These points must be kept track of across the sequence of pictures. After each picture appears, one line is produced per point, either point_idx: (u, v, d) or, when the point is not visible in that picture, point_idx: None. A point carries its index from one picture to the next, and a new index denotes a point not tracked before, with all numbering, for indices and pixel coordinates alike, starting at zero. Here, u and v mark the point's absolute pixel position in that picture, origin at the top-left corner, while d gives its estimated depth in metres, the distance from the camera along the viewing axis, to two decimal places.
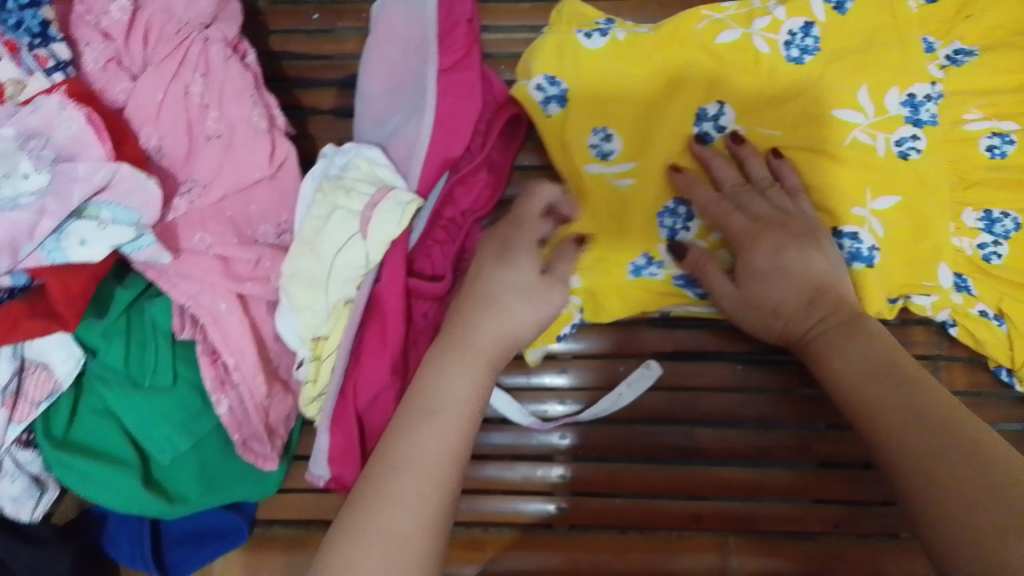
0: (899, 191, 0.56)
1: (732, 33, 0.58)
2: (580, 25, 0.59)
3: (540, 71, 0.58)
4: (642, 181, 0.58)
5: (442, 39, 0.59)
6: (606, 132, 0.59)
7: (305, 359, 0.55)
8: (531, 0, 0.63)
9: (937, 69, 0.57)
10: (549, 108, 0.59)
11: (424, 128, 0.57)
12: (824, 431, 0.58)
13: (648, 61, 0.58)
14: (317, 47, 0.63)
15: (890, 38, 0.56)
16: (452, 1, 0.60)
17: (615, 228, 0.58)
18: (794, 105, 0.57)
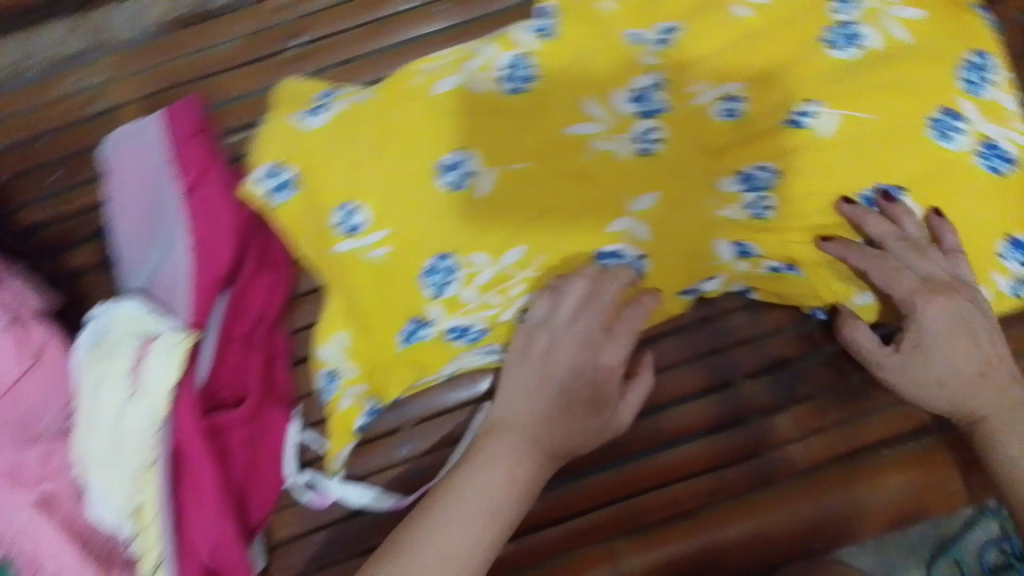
0: (636, 187, 0.60)
1: (450, 81, 0.60)
2: (300, 105, 0.60)
3: (262, 163, 0.58)
4: (400, 249, 0.59)
5: (176, 163, 0.56)
6: (351, 206, 0.59)
7: (132, 535, 0.51)
8: (262, 90, 0.60)
9: (650, 56, 0.60)
10: (277, 196, 0.59)
11: (181, 258, 0.55)
12: (669, 410, 0.62)
13: (380, 127, 0.59)
14: (67, 205, 0.60)
15: (594, 42, 0.60)
16: (171, 120, 0.56)
17: (383, 301, 0.59)
18: (527, 130, 0.59)
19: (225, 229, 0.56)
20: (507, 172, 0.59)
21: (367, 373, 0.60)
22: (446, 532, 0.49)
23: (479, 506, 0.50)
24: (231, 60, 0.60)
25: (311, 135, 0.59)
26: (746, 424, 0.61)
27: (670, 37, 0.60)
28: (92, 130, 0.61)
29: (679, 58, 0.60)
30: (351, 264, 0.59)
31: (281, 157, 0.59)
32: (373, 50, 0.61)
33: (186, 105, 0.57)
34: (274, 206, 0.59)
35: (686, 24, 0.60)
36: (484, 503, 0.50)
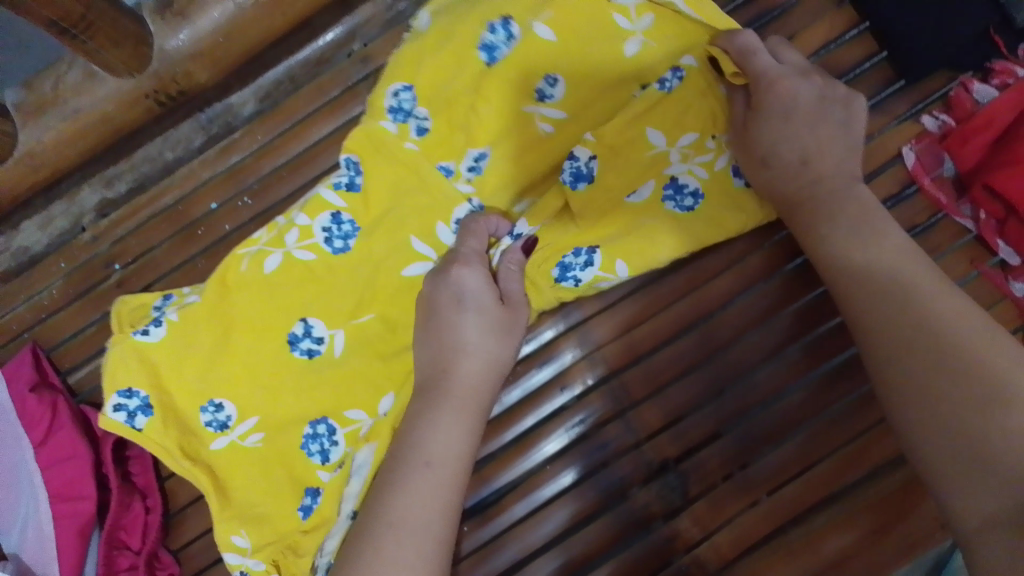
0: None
1: (274, 258, 0.59)
2: (136, 320, 0.59)
3: (112, 390, 0.57)
4: (271, 427, 0.58)
5: (24, 416, 0.58)
6: (215, 402, 0.58)
7: None
8: (97, 320, 0.62)
9: (466, 184, 0.60)
10: (136, 422, 0.58)
11: (45, 511, 0.56)
12: (576, 533, 0.58)
13: (218, 322, 0.58)
14: None
15: (412, 181, 0.59)
16: (15, 374, 0.60)
17: (274, 480, 0.58)
18: (365, 282, 0.59)
19: (81, 469, 0.57)
20: (348, 335, 0.59)
21: (270, 559, 0.57)
22: (398, 495, 0.47)
23: (444, 459, 0.49)
24: (63, 301, 0.63)
25: (152, 348, 0.58)
26: (651, 532, 0.57)
27: (483, 162, 0.60)
28: None
29: (496, 179, 0.60)
30: (228, 460, 0.58)
31: (129, 381, 0.57)
32: (188, 256, 0.62)
33: (23, 359, 0.60)
34: (137, 431, 0.57)
35: (495, 148, 0.59)
36: (427, 458, 0.48)
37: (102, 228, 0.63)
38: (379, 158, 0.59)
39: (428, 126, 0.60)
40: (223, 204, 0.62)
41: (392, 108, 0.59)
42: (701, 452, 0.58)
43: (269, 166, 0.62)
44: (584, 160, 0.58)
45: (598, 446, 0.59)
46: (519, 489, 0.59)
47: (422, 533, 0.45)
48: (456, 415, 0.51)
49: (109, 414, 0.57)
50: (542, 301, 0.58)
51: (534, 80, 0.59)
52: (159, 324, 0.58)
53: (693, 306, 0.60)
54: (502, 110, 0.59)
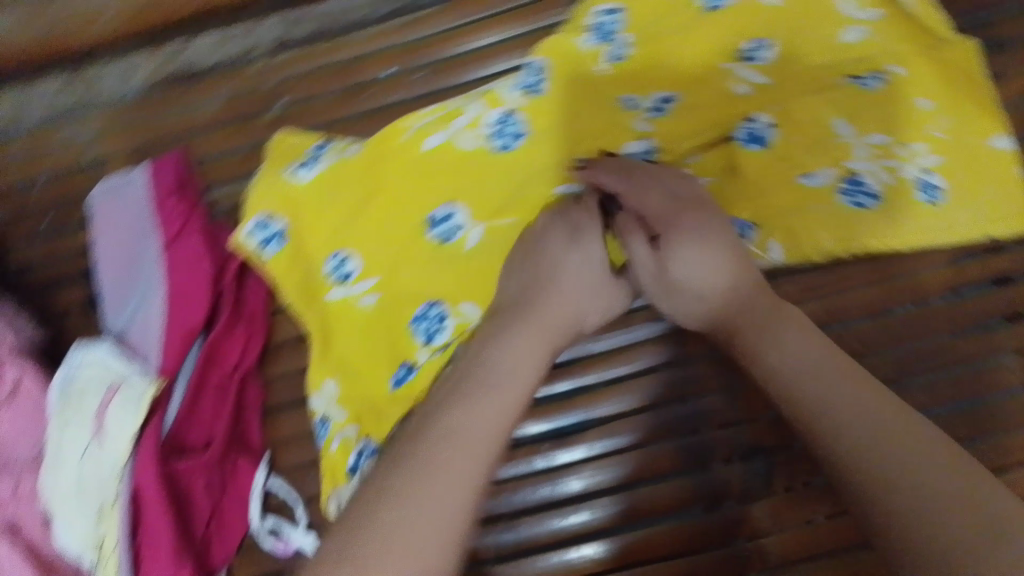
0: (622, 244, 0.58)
1: (438, 137, 0.59)
2: (289, 157, 0.60)
3: (251, 215, 0.59)
4: (387, 295, 0.59)
5: (159, 214, 0.59)
6: (342, 255, 0.60)
7: (92, 564, 0.54)
8: (246, 148, 0.62)
9: (647, 122, 0.59)
10: (267, 249, 0.60)
11: (159, 306, 0.58)
12: (645, 486, 0.58)
13: (368, 180, 0.59)
14: (52, 250, 0.62)
15: (591, 103, 0.59)
16: (158, 174, 0.60)
17: (378, 344, 0.59)
18: (516, 185, 0.59)
19: (199, 278, 0.58)
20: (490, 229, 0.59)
21: (355, 416, 0.58)
22: (451, 408, 0.44)
23: (508, 388, 0.46)
24: (215, 120, 0.63)
25: (297, 186, 0.59)
26: (720, 511, 0.57)
27: (668, 105, 0.58)
28: (77, 180, 0.63)
29: (677, 123, 0.58)
30: (340, 313, 0.59)
31: (270, 210, 0.59)
32: (349, 114, 0.62)
33: (167, 162, 0.60)
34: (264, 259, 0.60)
35: (684, 94, 0.58)
36: (495, 382, 0.46)
37: (273, 64, 0.63)
38: (568, 71, 0.58)
39: (624, 55, 0.58)
40: (398, 72, 0.62)
41: (594, 28, 0.58)
42: (795, 452, 0.57)
43: (452, 49, 0.61)
44: (765, 124, 0.57)
45: (694, 415, 0.59)
46: (604, 428, 0.60)
47: (465, 447, 0.42)
48: (528, 336, 0.50)
49: (243, 236, 0.59)
50: None
51: (740, 41, 0.57)
52: (312, 167, 0.59)
53: (840, 304, 0.55)
54: (703, 56, 0.57)
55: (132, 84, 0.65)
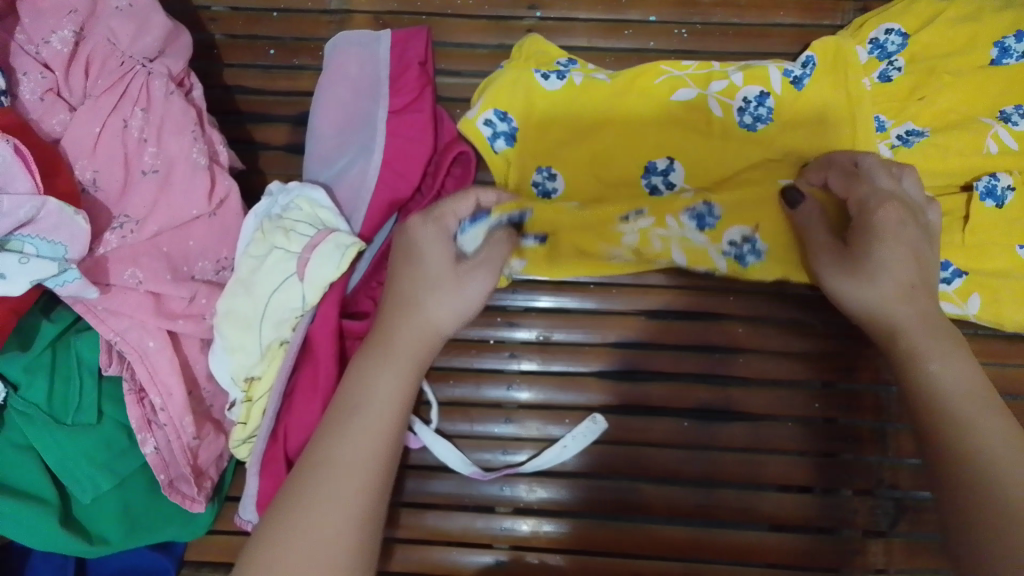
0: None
1: (688, 93, 0.59)
2: (538, 64, 0.60)
3: (489, 106, 0.59)
4: (580, 216, 0.59)
5: (395, 79, 0.57)
6: (550, 171, 0.60)
7: (237, 400, 0.52)
8: (491, 46, 0.62)
9: (887, 149, 0.58)
10: (495, 143, 0.60)
11: (373, 168, 0.57)
12: (769, 492, 0.59)
13: (610, 110, 0.59)
14: (270, 83, 0.62)
15: (842, 112, 0.58)
16: (405, 40, 0.58)
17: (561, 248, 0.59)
18: (744, 166, 0.59)
19: (417, 154, 0.57)
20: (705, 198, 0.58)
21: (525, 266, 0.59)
22: (367, 375, 0.44)
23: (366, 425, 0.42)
24: (473, 9, 0.62)
25: (541, 92, 0.59)
26: (839, 536, 0.59)
27: (915, 139, 0.57)
28: (315, 23, 0.62)
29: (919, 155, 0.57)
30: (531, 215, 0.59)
31: (506, 107, 0.59)
32: (603, 47, 0.62)
33: (420, 34, 0.58)
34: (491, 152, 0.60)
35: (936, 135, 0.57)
36: (351, 412, 0.42)
37: None
38: (834, 73, 0.58)
39: (892, 77, 0.58)
40: (662, 23, 0.61)
41: (875, 41, 0.59)
42: (923, 503, 0.59)
43: (721, 17, 0.61)
44: (1006, 186, 0.56)
45: (842, 438, 0.59)
46: (750, 423, 0.59)
47: (365, 423, 0.42)
48: (394, 376, 0.44)
49: (478, 123, 0.58)
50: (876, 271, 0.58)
51: (1004, 103, 0.57)
52: (561, 80, 0.59)
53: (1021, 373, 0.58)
54: (960, 111, 0.58)
55: None
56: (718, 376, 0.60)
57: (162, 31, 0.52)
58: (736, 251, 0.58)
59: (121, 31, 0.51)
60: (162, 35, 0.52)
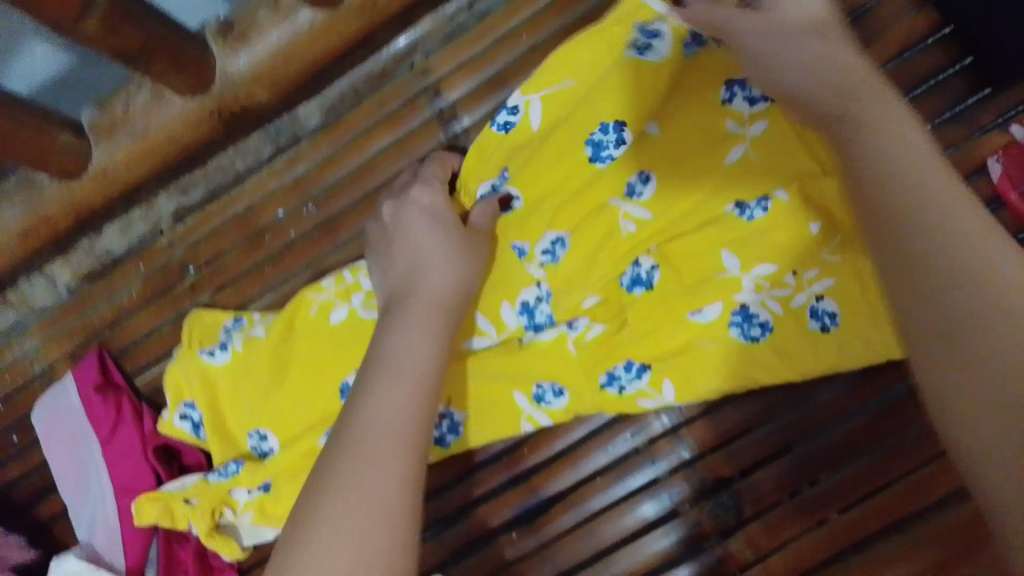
0: (518, 384, 0.57)
1: (340, 310, 0.60)
2: (204, 341, 0.62)
3: (177, 403, 0.61)
4: (285, 454, 0.59)
5: (90, 419, 0.61)
6: (260, 432, 0.60)
7: None
8: (171, 321, 0.65)
9: (538, 267, 0.58)
10: (200, 432, 0.61)
11: (110, 503, 0.60)
12: (618, 552, 0.58)
13: (281, 357, 0.60)
14: (29, 464, 0.65)
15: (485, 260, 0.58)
16: (82, 378, 0.62)
17: (292, 494, 0.58)
18: None
19: (140, 464, 0.60)
20: None
21: (262, 515, 0.58)
22: (369, 402, 0.43)
23: (388, 428, 0.41)
24: (139, 302, 0.65)
25: (225, 388, 0.61)
26: (702, 552, 0.56)
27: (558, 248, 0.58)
28: (32, 394, 0.66)
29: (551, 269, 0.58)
30: (247, 477, 0.59)
31: (191, 397, 0.61)
32: (256, 262, 0.64)
33: (89, 364, 0.62)
34: (200, 441, 0.61)
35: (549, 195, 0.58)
36: (379, 427, 0.41)
37: (178, 233, 0.65)
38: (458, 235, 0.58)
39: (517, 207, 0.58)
40: (289, 212, 0.63)
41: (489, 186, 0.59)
42: (753, 476, 0.56)
43: (331, 176, 0.62)
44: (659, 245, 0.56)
45: (649, 466, 0.58)
46: (566, 503, 0.59)
47: (383, 447, 0.40)
48: (425, 351, 0.46)
49: (173, 422, 0.61)
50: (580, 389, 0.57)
51: (625, 176, 0.57)
52: (224, 349, 0.61)
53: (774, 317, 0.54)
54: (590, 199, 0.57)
55: (58, 292, 0.67)
56: (524, 473, 0.59)
57: None
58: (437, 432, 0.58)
59: None
60: None
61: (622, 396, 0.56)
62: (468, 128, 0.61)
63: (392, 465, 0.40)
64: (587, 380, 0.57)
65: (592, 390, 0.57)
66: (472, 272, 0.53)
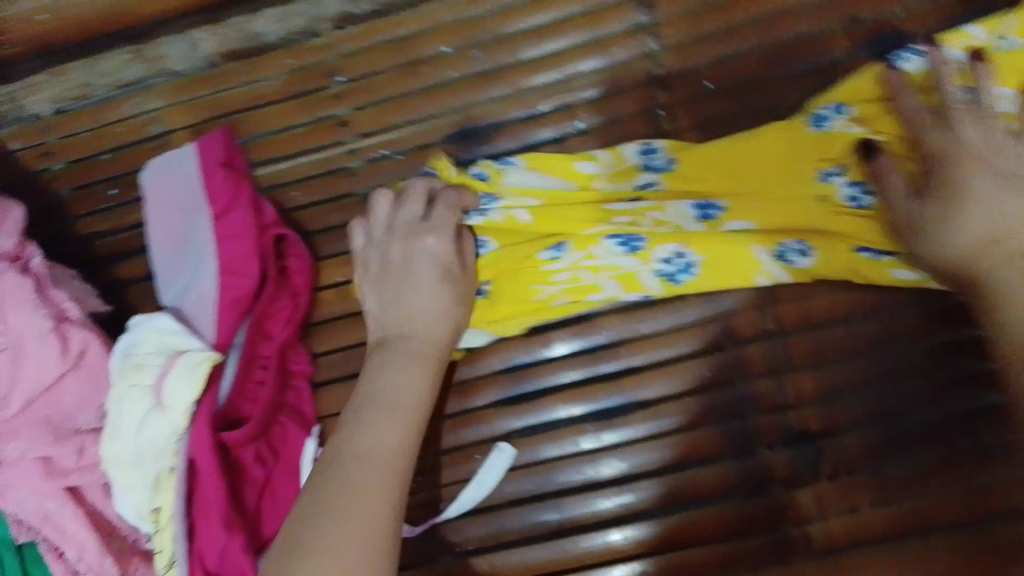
0: (763, 238, 0.55)
1: (588, 165, 0.58)
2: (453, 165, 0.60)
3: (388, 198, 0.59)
4: (507, 255, 0.58)
5: (206, 190, 0.61)
6: (478, 237, 0.59)
7: (150, 533, 0.57)
8: (305, 124, 0.63)
9: (844, 128, 0.55)
10: None
11: (210, 275, 0.59)
12: (686, 471, 0.57)
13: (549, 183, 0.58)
14: (119, 221, 0.64)
15: (784, 150, 0.55)
16: (206, 150, 0.61)
17: (512, 293, 0.57)
18: (811, 159, 0.55)
19: (247, 247, 0.60)
20: (668, 244, 0.55)
21: (514, 302, 0.58)
22: (387, 374, 0.53)
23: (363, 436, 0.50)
24: (278, 94, 0.63)
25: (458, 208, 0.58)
26: (768, 495, 0.55)
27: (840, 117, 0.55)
28: (140, 153, 0.64)
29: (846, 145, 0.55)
30: (512, 258, 0.58)
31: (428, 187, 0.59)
32: (409, 91, 0.62)
33: (217, 138, 0.61)
34: None
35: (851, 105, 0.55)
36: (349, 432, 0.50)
37: (337, 38, 0.63)
38: (690, 160, 0.56)
39: (827, 121, 0.55)
40: (455, 50, 0.62)
41: (820, 115, 0.55)
42: (843, 436, 0.55)
43: (511, 27, 0.61)
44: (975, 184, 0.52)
45: (741, 398, 0.56)
46: (648, 410, 0.58)
47: (376, 470, 0.48)
48: (421, 367, 0.54)
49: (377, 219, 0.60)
50: (828, 265, 0.55)
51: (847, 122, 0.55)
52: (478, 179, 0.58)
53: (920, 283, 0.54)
54: (826, 150, 0.55)
55: (195, 61, 0.64)
56: (612, 371, 0.58)
57: None
58: (668, 269, 0.55)
59: None
60: None
61: (875, 262, 0.54)
62: (659, 21, 0.58)
63: (385, 439, 0.50)
64: (842, 243, 0.54)
65: (846, 252, 0.54)
66: (455, 313, 0.56)
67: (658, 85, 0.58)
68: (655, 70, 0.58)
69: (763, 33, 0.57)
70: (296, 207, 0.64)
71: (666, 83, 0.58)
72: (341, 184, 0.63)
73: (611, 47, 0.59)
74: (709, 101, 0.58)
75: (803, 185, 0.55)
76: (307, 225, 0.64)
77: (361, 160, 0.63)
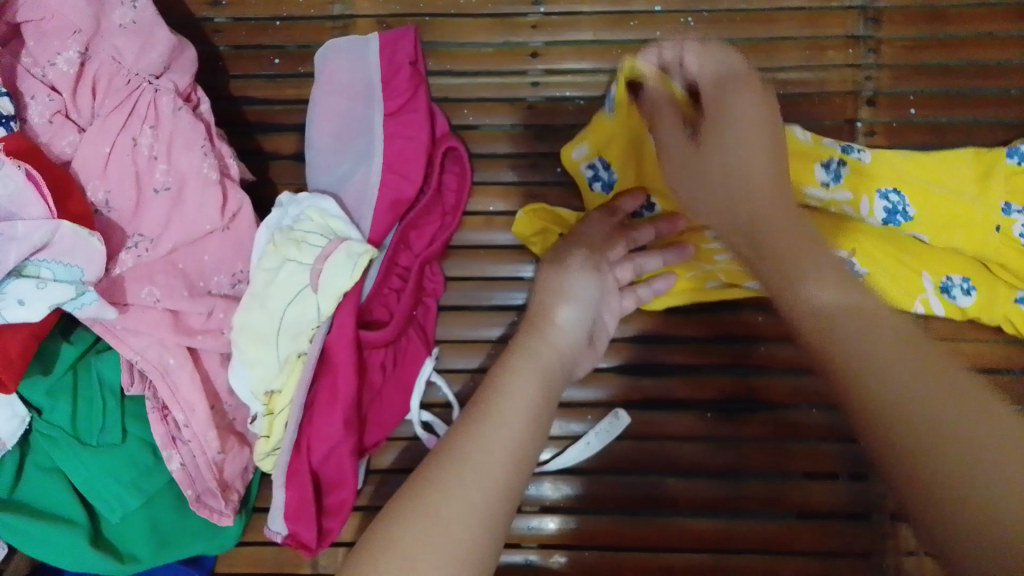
0: (934, 263, 0.57)
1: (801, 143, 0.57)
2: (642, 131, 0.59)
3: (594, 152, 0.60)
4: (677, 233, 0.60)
5: (387, 83, 0.59)
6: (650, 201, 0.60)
7: (259, 414, 0.53)
8: (496, 44, 0.62)
9: None
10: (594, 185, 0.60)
11: (375, 171, 0.58)
12: (796, 481, 0.58)
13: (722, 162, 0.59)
14: (279, 92, 0.62)
15: (971, 186, 0.57)
16: (395, 42, 0.59)
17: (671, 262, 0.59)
18: (995, 198, 0.57)
19: (418, 152, 0.58)
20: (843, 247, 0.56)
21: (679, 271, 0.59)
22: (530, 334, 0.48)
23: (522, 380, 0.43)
24: (473, 9, 0.62)
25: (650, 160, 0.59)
26: (869, 522, 0.58)
27: None
28: (317, 28, 0.62)
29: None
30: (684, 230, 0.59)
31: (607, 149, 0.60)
32: (608, 39, 0.62)
33: (409, 33, 0.59)
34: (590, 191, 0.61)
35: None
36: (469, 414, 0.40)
37: None
38: (887, 170, 0.57)
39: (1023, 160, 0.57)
40: (667, 12, 0.61)
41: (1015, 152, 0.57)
42: None
43: (727, 4, 0.60)
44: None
45: None
46: (772, 413, 0.59)
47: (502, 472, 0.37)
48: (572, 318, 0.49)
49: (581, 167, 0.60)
50: (987, 308, 0.56)
51: None
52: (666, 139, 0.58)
53: None
54: (1017, 190, 0.57)
55: None
56: (743, 365, 0.59)
57: (167, 46, 0.51)
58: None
59: (126, 49, 0.51)
60: (168, 50, 0.52)
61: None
62: (879, 37, 0.59)
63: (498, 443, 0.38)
64: (1003, 287, 0.56)
65: (1006, 298, 0.56)
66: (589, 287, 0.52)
67: (865, 101, 0.59)
68: (866, 85, 0.59)
69: (974, 78, 0.58)
70: (469, 125, 0.63)
71: (873, 100, 0.59)
72: (513, 114, 0.62)
73: (826, 51, 0.60)
74: (902, 131, 0.59)
75: (991, 219, 0.57)
76: (470, 146, 0.62)
77: (540, 95, 0.62)
